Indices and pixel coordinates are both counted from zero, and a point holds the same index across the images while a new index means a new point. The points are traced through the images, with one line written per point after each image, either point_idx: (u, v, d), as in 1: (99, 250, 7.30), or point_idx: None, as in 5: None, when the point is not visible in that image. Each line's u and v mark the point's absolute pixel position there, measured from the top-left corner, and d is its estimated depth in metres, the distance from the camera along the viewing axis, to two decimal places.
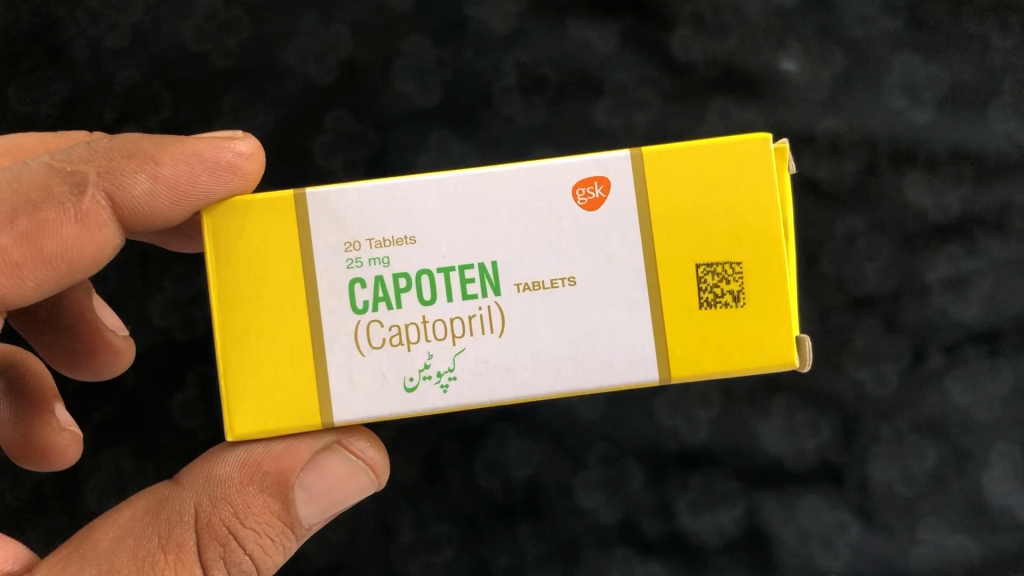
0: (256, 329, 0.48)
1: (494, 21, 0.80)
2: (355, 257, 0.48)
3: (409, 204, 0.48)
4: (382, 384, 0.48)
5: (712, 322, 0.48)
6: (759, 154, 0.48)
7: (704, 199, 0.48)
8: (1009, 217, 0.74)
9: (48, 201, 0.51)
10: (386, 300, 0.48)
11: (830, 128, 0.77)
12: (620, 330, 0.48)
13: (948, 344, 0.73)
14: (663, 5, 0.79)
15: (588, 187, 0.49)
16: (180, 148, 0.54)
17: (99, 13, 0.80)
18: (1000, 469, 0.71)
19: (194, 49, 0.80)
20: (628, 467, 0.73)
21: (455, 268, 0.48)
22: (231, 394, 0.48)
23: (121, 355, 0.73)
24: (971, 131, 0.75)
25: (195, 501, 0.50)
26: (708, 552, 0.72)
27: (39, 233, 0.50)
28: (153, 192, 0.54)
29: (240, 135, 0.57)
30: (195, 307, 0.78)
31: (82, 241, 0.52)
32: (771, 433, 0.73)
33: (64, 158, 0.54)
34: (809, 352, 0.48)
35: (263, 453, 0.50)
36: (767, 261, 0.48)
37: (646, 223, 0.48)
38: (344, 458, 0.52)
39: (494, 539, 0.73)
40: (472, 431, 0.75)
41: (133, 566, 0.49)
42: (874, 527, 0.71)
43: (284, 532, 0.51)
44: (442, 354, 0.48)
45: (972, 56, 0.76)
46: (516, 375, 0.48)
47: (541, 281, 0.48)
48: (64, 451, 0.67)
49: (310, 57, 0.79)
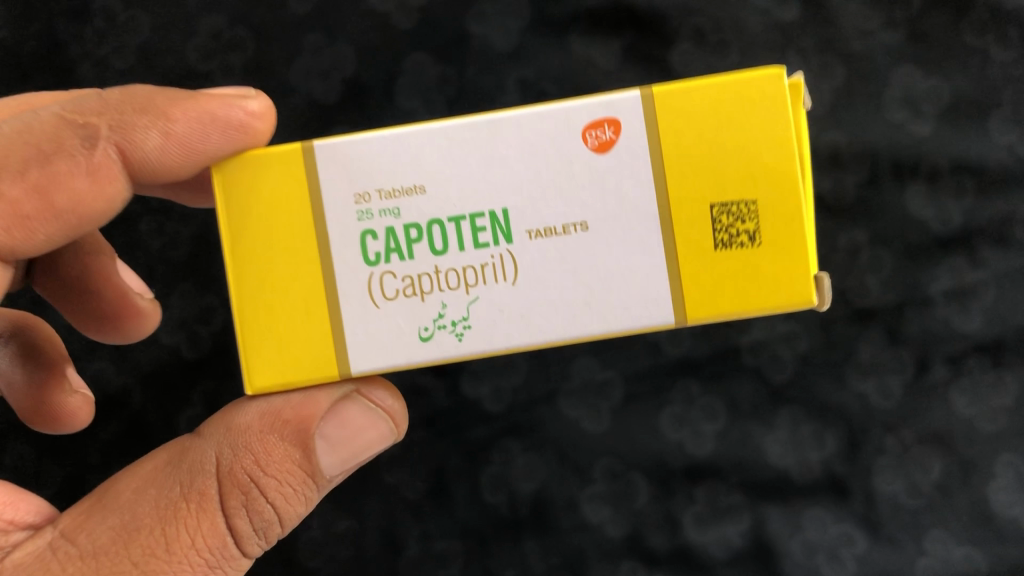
0: (270, 282, 0.49)
1: (496, 38, 0.80)
2: (365, 209, 0.48)
3: (417, 151, 0.48)
4: (399, 334, 0.49)
5: (727, 262, 0.48)
6: (774, 90, 0.47)
7: (716, 138, 0.48)
8: (1010, 229, 0.74)
9: (59, 153, 0.52)
10: (398, 251, 0.48)
11: (832, 142, 0.77)
12: (635, 274, 0.48)
13: (951, 356, 0.73)
14: (663, 20, 0.80)
15: (599, 129, 0.48)
16: (193, 105, 0.54)
17: (105, 33, 0.81)
18: (1005, 479, 0.71)
19: (199, 68, 0.81)
20: (634, 481, 0.74)
21: (466, 217, 0.48)
22: (248, 346, 0.49)
23: (146, 319, 0.71)
24: (972, 144, 0.76)
25: (217, 451, 0.50)
26: (712, 564, 0.72)
27: (50, 185, 0.51)
28: (163, 148, 0.54)
29: (254, 92, 0.55)
30: (201, 325, 0.79)
31: (93, 195, 0.53)
32: (775, 445, 0.73)
33: (76, 109, 0.53)
34: (829, 292, 0.48)
35: (283, 402, 0.50)
36: (784, 200, 0.48)
37: (658, 166, 0.48)
38: (365, 407, 0.52)
39: (500, 553, 0.73)
40: (479, 445, 0.75)
41: (156, 515, 0.49)
42: (879, 539, 0.71)
43: (305, 481, 0.51)
44: (456, 304, 0.48)
45: (971, 69, 0.76)
46: (530, 321, 0.48)
47: (552, 227, 0.48)
48: (76, 413, 0.67)
49: (314, 76, 0.80)
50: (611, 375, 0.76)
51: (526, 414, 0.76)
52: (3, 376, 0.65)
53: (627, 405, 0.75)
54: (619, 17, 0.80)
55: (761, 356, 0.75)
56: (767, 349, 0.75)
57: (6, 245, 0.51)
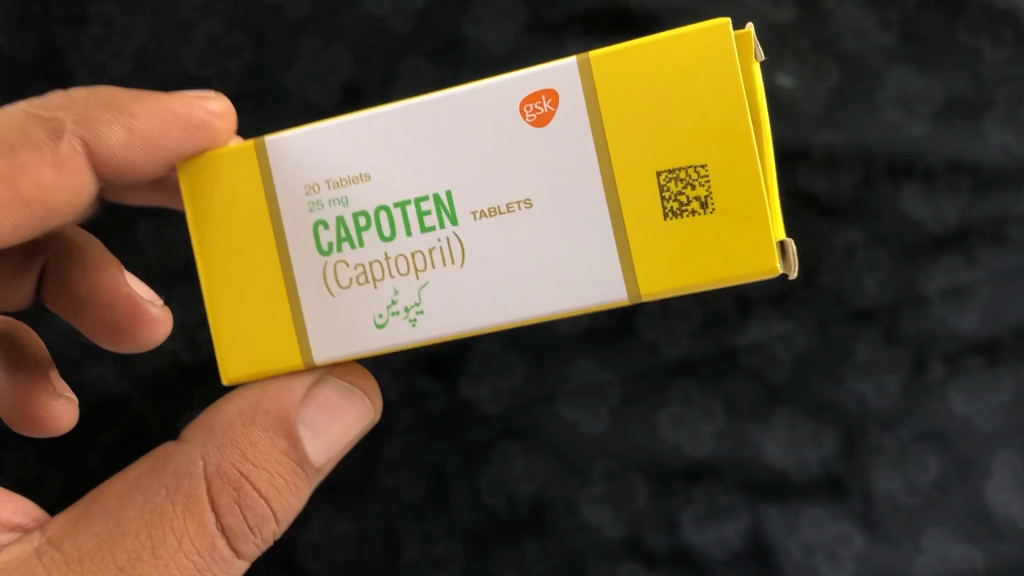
0: (235, 277, 0.50)
1: (492, 41, 0.81)
2: (316, 201, 0.50)
3: (362, 138, 0.49)
4: (355, 322, 0.50)
5: (680, 231, 0.47)
6: (718, 43, 0.46)
7: (658, 102, 0.47)
8: (1006, 228, 0.74)
9: (26, 145, 0.56)
10: (348, 240, 0.49)
11: (827, 142, 0.78)
12: (584, 251, 0.48)
13: (948, 354, 0.74)
14: (658, 21, 0.80)
15: (536, 103, 0.48)
16: (155, 102, 0.58)
17: (102, 39, 0.83)
18: (1002, 477, 0.71)
19: (196, 73, 0.82)
20: (633, 482, 0.74)
21: (411, 202, 0.49)
22: (219, 340, 0.51)
23: (158, 325, 0.71)
24: (967, 143, 0.76)
25: (202, 453, 0.51)
26: (711, 564, 0.72)
27: (17, 174, 0.55)
28: (126, 142, 0.58)
29: (214, 94, 0.59)
30: (200, 329, 0.79)
31: (58, 184, 0.57)
32: (773, 445, 0.74)
33: (42, 107, 0.59)
34: (796, 259, 0.48)
35: (258, 394, 0.51)
36: (736, 162, 0.46)
37: (600, 136, 0.47)
38: (340, 387, 0.54)
39: (500, 554, 0.74)
40: (477, 447, 0.75)
41: (142, 520, 0.50)
42: (877, 537, 0.71)
43: (295, 469, 0.52)
44: (407, 289, 0.49)
45: (966, 69, 0.77)
46: (482, 303, 0.49)
47: (497, 207, 0.48)
48: (59, 416, 0.69)
49: (310, 81, 0.81)
50: (609, 377, 0.76)
51: (526, 416, 0.76)
52: None
53: (625, 406, 0.76)
54: (614, 19, 0.80)
55: (759, 357, 0.75)
56: (765, 349, 0.75)
57: None
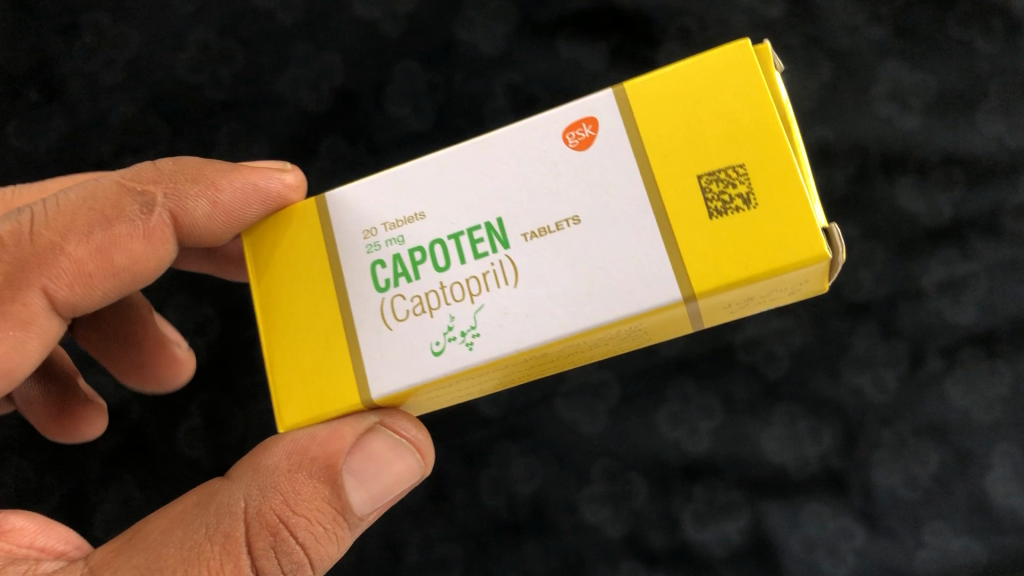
0: (294, 324, 0.51)
1: (483, 45, 0.81)
2: (373, 242, 0.51)
3: (415, 183, 0.51)
4: (412, 352, 0.49)
5: (726, 228, 0.46)
6: (740, 56, 0.48)
7: (689, 115, 0.48)
8: (1001, 219, 0.74)
9: (120, 218, 0.56)
10: (405, 274, 0.50)
11: (819, 137, 0.78)
12: (632, 258, 0.47)
13: (946, 347, 0.73)
14: (649, 22, 0.80)
15: (577, 129, 0.50)
16: (240, 177, 0.57)
17: (97, 49, 0.83)
18: (1002, 470, 0.70)
19: (189, 80, 0.82)
20: (632, 480, 0.74)
21: (464, 232, 0.50)
22: (279, 387, 0.51)
23: (183, 366, 0.75)
24: (960, 135, 0.76)
25: (245, 493, 0.50)
26: (713, 562, 0.71)
27: (111, 246, 0.55)
28: (211, 215, 0.58)
29: (290, 165, 0.59)
30: (197, 336, 0.80)
31: (147, 256, 0.57)
32: (772, 441, 0.73)
33: (133, 177, 0.58)
34: (840, 240, 0.45)
35: (309, 439, 0.50)
36: (773, 159, 0.46)
37: (638, 149, 0.48)
38: (390, 438, 0.51)
39: (500, 557, 0.73)
40: (475, 449, 0.76)
41: (181, 557, 0.49)
42: (878, 532, 0.70)
43: (336, 518, 0.51)
44: (463, 314, 0.49)
45: (957, 61, 0.77)
46: (536, 317, 0.48)
47: (546, 226, 0.48)
48: (92, 424, 0.73)
49: (303, 86, 0.81)
50: (607, 376, 0.77)
51: (524, 417, 0.77)
52: (22, 392, 0.70)
53: (623, 405, 0.76)
54: (605, 19, 0.81)
55: (756, 354, 0.75)
56: (762, 346, 0.76)
57: (66, 303, 0.55)
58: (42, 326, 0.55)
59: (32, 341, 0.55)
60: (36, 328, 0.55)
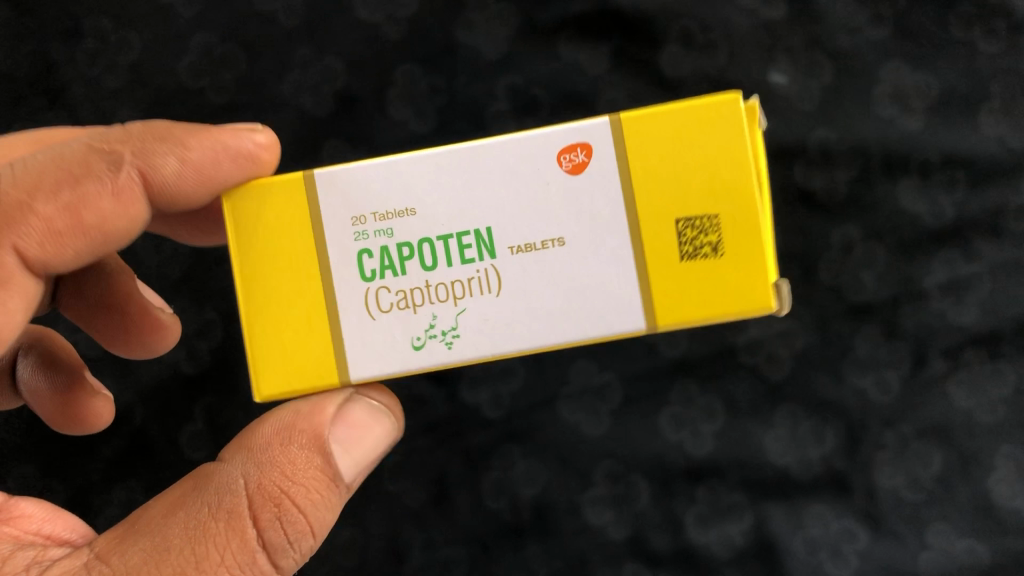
0: (275, 299, 0.50)
1: (484, 47, 0.81)
2: (361, 230, 0.50)
3: (408, 178, 0.50)
4: (393, 344, 0.50)
5: (692, 273, 0.49)
6: (733, 111, 0.48)
7: (678, 159, 0.49)
8: (1003, 221, 0.74)
9: (88, 176, 0.54)
10: (392, 267, 0.50)
11: (821, 139, 0.78)
12: (608, 285, 0.49)
13: (949, 348, 0.73)
14: (650, 24, 0.80)
15: (572, 153, 0.49)
16: (209, 135, 0.56)
17: (98, 53, 0.83)
18: (1005, 471, 0.70)
19: (191, 85, 0.82)
20: (634, 483, 0.74)
21: (453, 235, 0.50)
22: (257, 358, 0.50)
23: (169, 331, 0.73)
24: (962, 137, 0.76)
25: (242, 472, 0.50)
26: (717, 564, 0.72)
27: (80, 204, 0.54)
28: (181, 173, 0.56)
29: (261, 125, 0.57)
30: (199, 339, 0.80)
31: (117, 215, 0.55)
32: (775, 443, 0.73)
33: (102, 139, 0.56)
34: (787, 298, 0.49)
35: (294, 415, 0.51)
36: (744, 216, 0.48)
37: (626, 184, 0.49)
38: (365, 405, 0.53)
39: (503, 559, 0.74)
40: (478, 451, 0.76)
41: (186, 535, 0.49)
42: (882, 533, 0.70)
43: (330, 486, 0.51)
44: (445, 314, 0.50)
45: (959, 62, 0.77)
46: (513, 336, 0.49)
47: (532, 243, 0.49)
48: (100, 414, 0.71)
49: (305, 90, 0.81)
50: (610, 378, 0.77)
51: (526, 419, 0.76)
52: (32, 386, 0.70)
53: (625, 407, 0.76)
54: (606, 22, 0.81)
55: (759, 355, 0.75)
56: (765, 347, 0.75)
57: (37, 260, 0.53)
58: (18, 284, 0.53)
59: (12, 300, 0.53)
60: (12, 287, 0.53)
